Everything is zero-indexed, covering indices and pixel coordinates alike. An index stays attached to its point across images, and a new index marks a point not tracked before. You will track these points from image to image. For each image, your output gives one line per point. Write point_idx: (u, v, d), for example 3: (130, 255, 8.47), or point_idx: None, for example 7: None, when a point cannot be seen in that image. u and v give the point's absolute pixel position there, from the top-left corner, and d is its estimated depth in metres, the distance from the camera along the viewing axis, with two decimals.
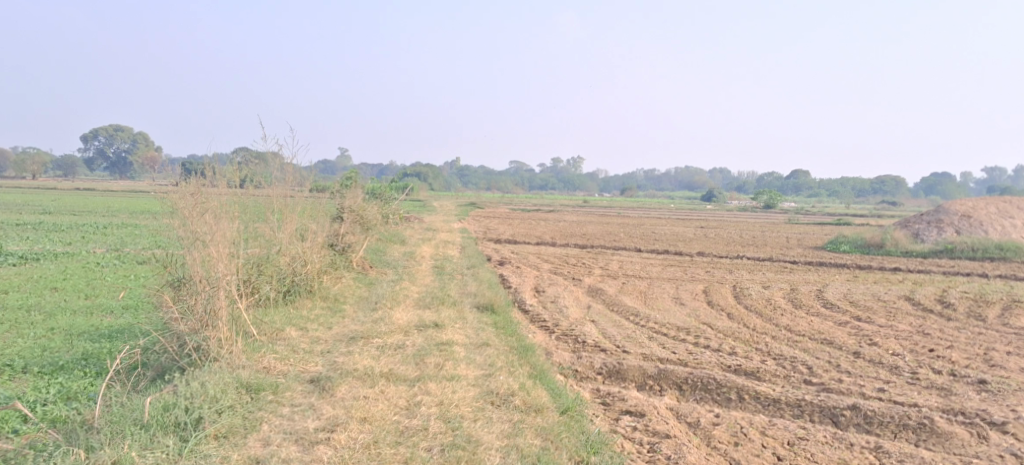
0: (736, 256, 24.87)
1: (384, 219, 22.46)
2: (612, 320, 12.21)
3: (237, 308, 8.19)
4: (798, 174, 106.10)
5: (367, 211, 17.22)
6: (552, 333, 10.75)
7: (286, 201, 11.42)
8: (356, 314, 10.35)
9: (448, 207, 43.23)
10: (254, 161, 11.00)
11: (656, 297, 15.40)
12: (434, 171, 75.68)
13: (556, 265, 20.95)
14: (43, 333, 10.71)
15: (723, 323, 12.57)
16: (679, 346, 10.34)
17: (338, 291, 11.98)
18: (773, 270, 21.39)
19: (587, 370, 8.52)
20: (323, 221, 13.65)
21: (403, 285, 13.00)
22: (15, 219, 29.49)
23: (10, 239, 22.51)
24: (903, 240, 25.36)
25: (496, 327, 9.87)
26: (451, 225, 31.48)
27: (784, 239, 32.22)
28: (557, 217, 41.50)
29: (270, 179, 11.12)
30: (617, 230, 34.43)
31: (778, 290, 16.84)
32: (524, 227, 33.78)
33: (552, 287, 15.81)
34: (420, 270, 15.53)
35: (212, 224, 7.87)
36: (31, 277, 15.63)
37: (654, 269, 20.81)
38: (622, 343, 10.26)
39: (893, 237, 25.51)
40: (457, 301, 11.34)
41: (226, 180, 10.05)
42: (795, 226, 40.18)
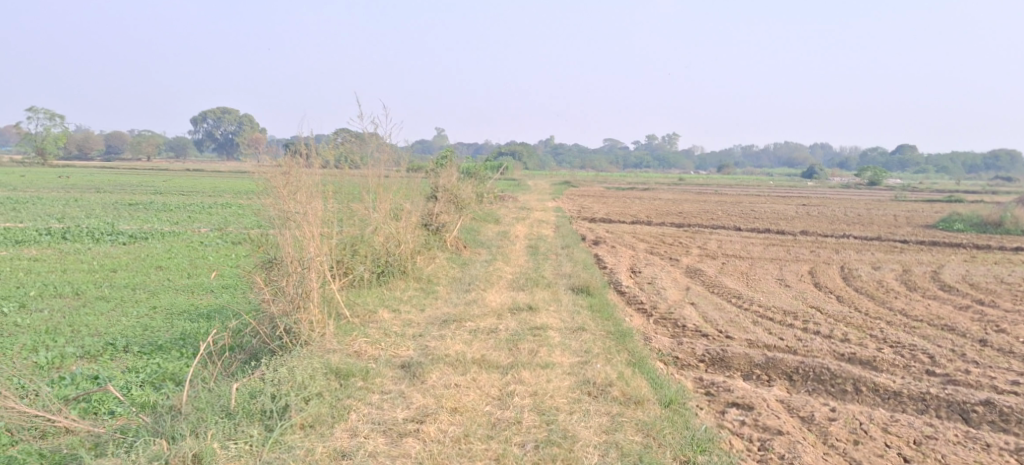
0: (842, 235, 23.65)
1: (477, 198, 22.35)
2: (713, 303, 11.64)
3: (330, 290, 8.11)
4: (906, 149, 100.88)
5: (461, 191, 17.06)
6: (651, 317, 10.28)
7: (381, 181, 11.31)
8: (449, 296, 10.16)
9: (541, 185, 42.95)
10: (352, 141, 10.91)
11: (759, 279, 14.67)
12: (526, 150, 75.49)
13: (652, 244, 20.35)
14: (147, 312, 11.03)
15: (834, 306, 11.82)
16: (786, 332, 9.70)
17: (432, 271, 11.82)
18: (884, 250, 20.18)
19: (689, 357, 8.04)
20: (417, 201, 13.54)
21: (497, 266, 12.77)
22: (128, 199, 30.87)
23: (123, 219, 23.52)
24: None
25: (592, 310, 9.49)
26: (544, 203, 31.15)
27: (892, 217, 30.54)
28: (652, 195, 40.61)
29: (367, 160, 11.01)
30: (714, 208, 33.38)
31: (891, 271, 15.81)
32: (619, 205, 33.14)
33: (649, 267, 15.30)
34: (514, 250, 15.29)
35: (304, 203, 7.80)
36: (140, 256, 16.19)
37: (755, 248, 19.93)
38: (725, 328, 9.70)
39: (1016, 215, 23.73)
40: (551, 282, 11.01)
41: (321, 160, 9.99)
42: (905, 203, 38.08)
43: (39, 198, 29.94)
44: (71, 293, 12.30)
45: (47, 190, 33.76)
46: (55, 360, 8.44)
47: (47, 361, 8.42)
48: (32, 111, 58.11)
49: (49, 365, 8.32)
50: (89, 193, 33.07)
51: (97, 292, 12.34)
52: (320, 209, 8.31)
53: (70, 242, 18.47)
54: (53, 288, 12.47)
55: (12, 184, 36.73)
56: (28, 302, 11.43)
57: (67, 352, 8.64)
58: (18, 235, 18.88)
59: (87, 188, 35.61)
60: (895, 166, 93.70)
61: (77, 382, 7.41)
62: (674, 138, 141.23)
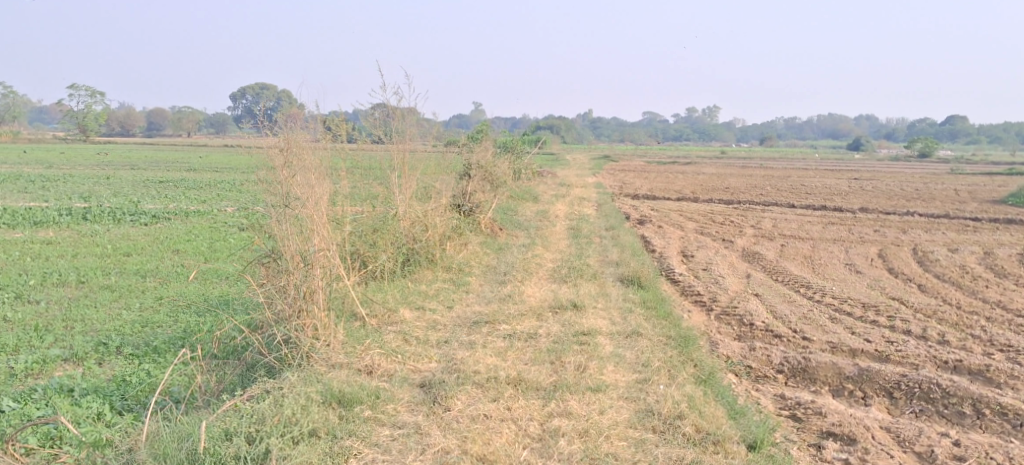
0: (905, 212, 21.94)
1: (514, 175, 21.09)
2: (779, 294, 10.29)
3: (339, 287, 6.99)
4: (956, 119, 97.14)
5: (496, 167, 15.80)
6: (711, 313, 9.01)
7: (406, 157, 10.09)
8: (482, 289, 8.96)
9: (581, 161, 41.49)
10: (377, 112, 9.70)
11: (824, 263, 13.22)
12: (564, 123, 73.83)
13: (702, 223, 18.93)
14: (152, 304, 10.03)
15: (917, 296, 10.39)
16: (871, 330, 8.36)
17: (464, 259, 10.62)
18: (954, 228, 18.50)
19: (763, 367, 6.81)
20: (447, 179, 12.34)
21: (536, 252, 11.56)
22: (161, 176, 30.17)
23: (150, 198, 22.73)
24: None
25: (646, 307, 8.23)
26: (585, 179, 29.71)
27: (954, 192, 28.64)
28: (696, 169, 38.95)
29: (390, 134, 9.78)
30: (763, 183, 31.64)
31: (969, 254, 14.25)
32: (662, 181, 31.55)
33: (701, 251, 13.93)
34: (554, 232, 14.03)
35: (312, 184, 6.71)
36: (159, 238, 15.25)
37: (814, 228, 18.39)
38: (800, 327, 8.39)
39: None
40: (596, 273, 9.76)
41: (331, 132, 8.81)
42: (964, 176, 36.01)
43: (71, 176, 29.40)
44: (75, 282, 11.38)
45: (81, 167, 33.27)
46: (36, 366, 7.46)
47: (26, 368, 7.43)
48: (74, 89, 58.13)
49: (28, 372, 7.34)
50: (124, 170, 32.55)
51: (102, 281, 11.39)
52: (330, 193, 7.19)
53: (90, 223, 17.64)
54: (57, 276, 11.55)
55: (49, 160, 36.34)
56: (25, 293, 10.51)
57: (52, 354, 7.64)
58: (38, 215, 18.13)
59: (123, 164, 35.13)
60: (944, 138, 90.19)
61: (47, 396, 6.28)
62: (714, 112, 138.16)
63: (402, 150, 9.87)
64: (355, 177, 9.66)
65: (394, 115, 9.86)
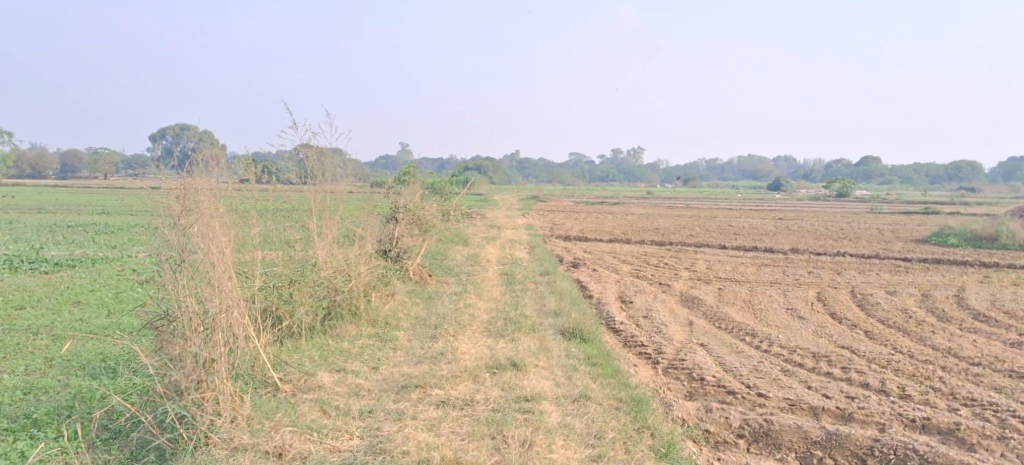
0: (835, 252, 22.03)
1: (444, 217, 20.29)
2: (726, 344, 9.78)
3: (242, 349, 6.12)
4: (868, 160, 101.03)
5: (424, 209, 15.01)
6: (657, 367, 8.41)
7: (324, 200, 9.29)
8: (411, 346, 8.16)
9: (511, 202, 41.00)
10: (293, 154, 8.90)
11: (765, 308, 12.84)
12: (493, 164, 73.47)
13: (636, 266, 18.50)
14: (39, 367, 8.70)
15: (866, 344, 10.02)
16: (828, 384, 7.90)
17: (392, 310, 9.80)
18: (886, 269, 18.51)
19: (723, 431, 6.24)
20: (373, 224, 11.50)
21: (469, 301, 10.83)
22: (68, 220, 28.24)
23: (52, 243, 21.08)
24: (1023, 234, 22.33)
25: (590, 364, 7.57)
26: (516, 221, 29.12)
27: (877, 231, 29.17)
28: (626, 210, 38.88)
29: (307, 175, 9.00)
30: (692, 223, 31.59)
31: (907, 297, 14.09)
32: (593, 222, 31.18)
33: (639, 296, 13.39)
34: (488, 278, 13.29)
35: (215, 234, 5.89)
36: (55, 287, 13.84)
37: (749, 270, 18.16)
38: (753, 382, 7.87)
39: (1010, 231, 22.54)
40: (536, 325, 9.06)
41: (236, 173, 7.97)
42: (883, 216, 36.96)
43: None
44: None
45: None
46: None
47: None
48: None
49: None
50: (28, 213, 30.45)
51: None
52: (234, 241, 6.33)
53: None
54: None
55: None
56: None
57: None
58: None
59: (28, 208, 32.92)
60: (858, 178, 93.57)
61: None
62: (639, 152, 140.33)
63: (321, 192, 9.10)
64: (269, 225, 8.81)
65: (312, 155, 9.13)
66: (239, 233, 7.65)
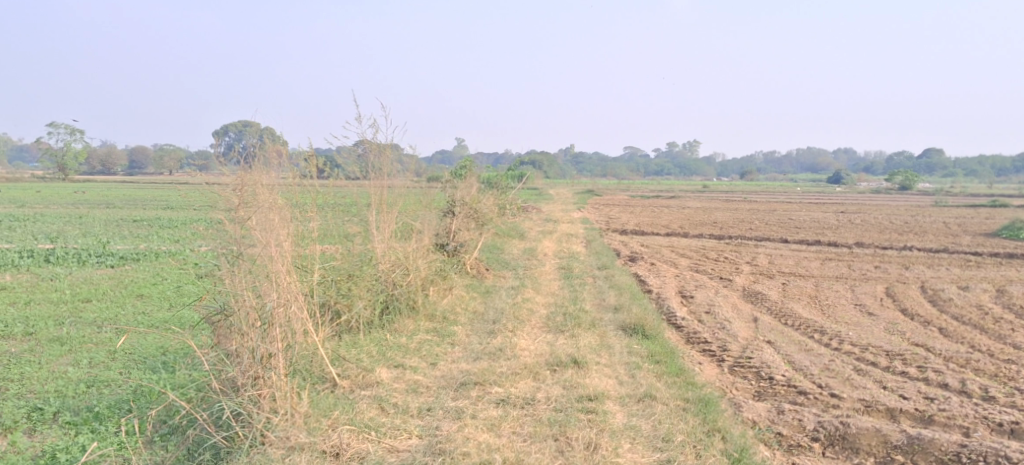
0: (901, 246, 21.25)
1: (500, 211, 20.14)
2: (794, 341, 9.40)
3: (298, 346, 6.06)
4: (932, 151, 97.86)
5: (480, 203, 14.88)
6: (723, 365, 8.11)
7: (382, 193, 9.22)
8: (469, 342, 8.01)
9: (565, 196, 40.72)
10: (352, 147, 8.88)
11: (832, 303, 12.34)
12: (546, 158, 73.19)
13: (695, 260, 18.09)
14: (104, 360, 8.78)
15: (943, 341, 9.53)
16: (906, 383, 7.50)
17: (449, 304, 9.68)
18: (957, 264, 17.73)
19: (796, 434, 5.93)
20: (429, 218, 11.39)
21: (527, 296, 10.65)
22: (135, 215, 28.96)
23: (119, 237, 21.61)
24: None
25: (654, 362, 7.32)
26: (571, 215, 28.85)
27: (944, 224, 28.14)
28: (681, 204, 38.28)
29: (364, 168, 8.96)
30: (751, 217, 30.87)
31: (983, 291, 13.43)
32: (649, 215, 30.70)
33: (700, 291, 13.03)
34: (545, 272, 13.09)
35: (274, 227, 5.85)
36: (121, 281, 14.09)
37: (812, 264, 17.58)
38: (826, 382, 7.50)
39: None
40: (595, 321, 8.83)
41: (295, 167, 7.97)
42: (949, 208, 35.70)
43: (42, 215, 28.13)
44: (20, 334, 10.21)
45: (53, 206, 32.05)
46: None
47: None
48: (52, 127, 56.90)
49: None
50: (98, 208, 31.36)
51: (51, 332, 10.24)
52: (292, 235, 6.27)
53: (51, 266, 16.45)
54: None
55: (22, 200, 35.02)
56: None
57: None
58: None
59: (98, 203, 33.92)
60: (922, 171, 90.72)
61: None
62: (695, 145, 138.39)
63: (381, 186, 9.04)
64: (327, 219, 8.76)
65: (373, 149, 9.08)
66: (298, 226, 7.60)
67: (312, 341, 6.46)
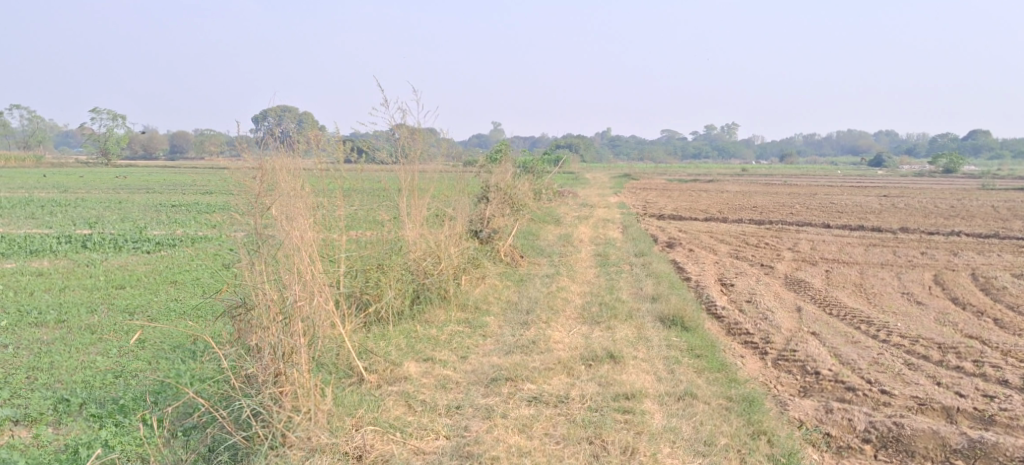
0: (951, 231, 20.51)
1: (535, 197, 19.83)
2: (840, 332, 8.98)
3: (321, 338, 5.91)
4: (980, 133, 95.12)
5: (514, 188, 14.59)
6: (766, 359, 7.77)
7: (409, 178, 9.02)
8: (502, 333, 7.77)
9: (601, 180, 40.23)
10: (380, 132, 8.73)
11: (879, 292, 11.84)
12: (582, 141, 72.52)
13: (735, 246, 17.63)
14: (134, 348, 8.71)
15: (1000, 333, 9.04)
16: (963, 379, 7.07)
17: (481, 293, 9.43)
18: (1010, 250, 16.98)
19: (846, 435, 5.57)
20: (461, 204, 11.14)
21: (561, 284, 10.36)
22: (173, 200, 29.14)
23: (157, 222, 21.76)
24: None
25: (694, 356, 6.99)
26: (607, 200, 28.43)
27: (995, 208, 27.17)
28: (720, 187, 37.55)
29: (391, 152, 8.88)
30: (792, 200, 30.13)
31: None
32: (686, 200, 30.14)
33: (740, 278, 12.61)
34: (580, 260, 12.78)
35: (297, 217, 5.73)
36: (155, 267, 14.07)
37: (856, 250, 16.99)
38: (876, 377, 7.11)
39: None
40: (632, 311, 8.52)
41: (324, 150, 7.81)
42: (1000, 192, 34.50)
43: (82, 201, 28.44)
44: (53, 321, 10.19)
45: (95, 191, 32.50)
46: None
47: None
48: (95, 113, 57.74)
49: None
50: (138, 194, 31.66)
51: (83, 319, 10.20)
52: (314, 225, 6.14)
53: (88, 252, 16.53)
54: (34, 314, 10.42)
55: (65, 185, 35.53)
56: None
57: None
58: (34, 244, 17.03)
59: (138, 188, 34.29)
60: (969, 152, 88.27)
61: None
62: (733, 128, 136.32)
63: (409, 171, 8.85)
64: (355, 206, 8.57)
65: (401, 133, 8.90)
66: (323, 213, 7.42)
67: (338, 333, 6.36)
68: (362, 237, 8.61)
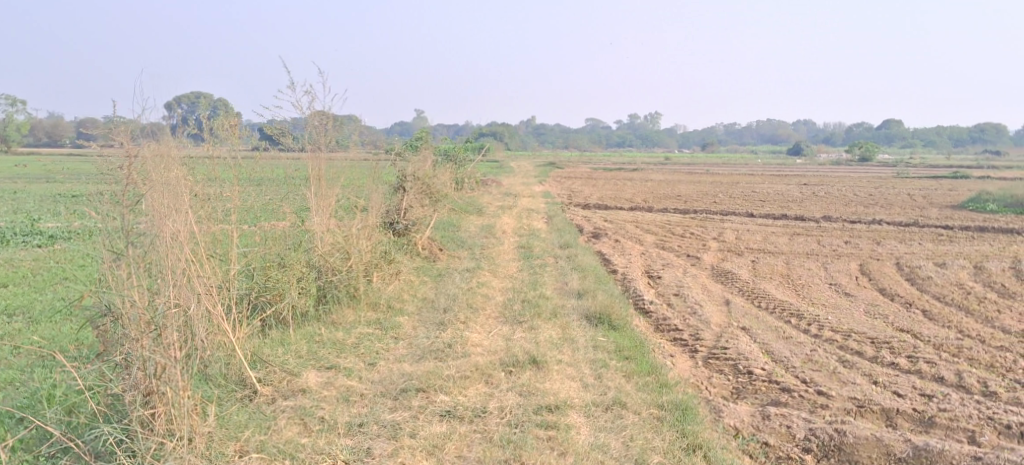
0: (869, 219, 20.77)
1: (457, 186, 19.14)
2: (770, 327, 8.67)
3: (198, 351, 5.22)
4: (891, 123, 98.53)
5: (434, 178, 13.91)
6: (697, 358, 7.38)
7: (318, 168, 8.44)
8: (416, 336, 7.16)
9: (527, 169, 39.74)
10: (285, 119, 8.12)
11: (806, 283, 11.66)
12: (507, 130, 71.97)
13: (661, 236, 17.36)
14: None
15: (928, 325, 8.90)
16: (898, 377, 6.83)
17: (395, 291, 8.77)
18: (928, 238, 17.21)
19: (785, 444, 5.21)
20: (376, 195, 10.42)
21: (483, 280, 9.78)
22: (73, 191, 27.23)
23: (49, 213, 20.23)
24: None
25: (622, 359, 6.53)
26: (532, 188, 27.94)
27: (908, 197, 27.81)
28: (645, 176, 37.54)
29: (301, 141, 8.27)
30: (715, 190, 30.28)
31: (960, 268, 12.88)
32: (612, 189, 29.93)
33: (667, 270, 12.26)
34: (503, 252, 12.23)
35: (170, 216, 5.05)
36: (41, 263, 12.84)
37: (780, 240, 16.93)
38: (811, 376, 6.81)
39: None
40: (556, 309, 8.01)
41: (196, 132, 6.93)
42: (912, 180, 35.49)
43: None
44: None
45: None
46: None
47: None
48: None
49: None
50: (36, 184, 29.53)
51: None
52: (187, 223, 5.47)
53: None
54: None
55: None
56: None
57: None
58: None
59: (36, 177, 32.02)
60: (880, 142, 91.36)
61: None
62: (657, 117, 138.07)
63: (319, 160, 8.27)
64: (252, 199, 7.78)
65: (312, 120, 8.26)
66: (214, 206, 6.66)
67: (228, 342, 5.78)
68: (259, 233, 7.85)
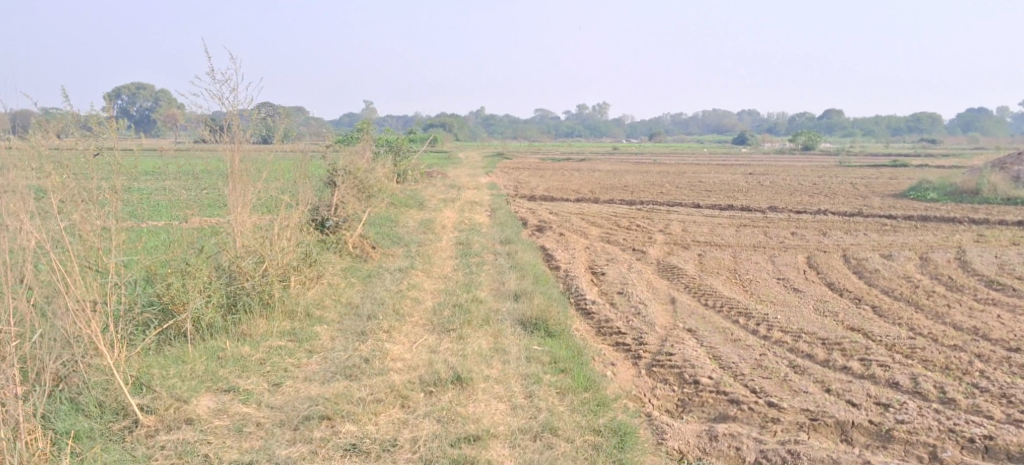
0: (815, 209, 20.59)
1: (395, 179, 18.34)
2: (718, 329, 8.19)
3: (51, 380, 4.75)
4: (832, 112, 100.19)
5: (368, 172, 13.13)
6: (640, 366, 6.85)
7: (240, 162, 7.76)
8: (334, 347, 6.47)
9: (473, 159, 38.97)
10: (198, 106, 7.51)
11: (754, 278, 11.26)
12: (455, 120, 71.04)
13: (606, 229, 16.87)
14: None
15: (879, 323, 8.52)
16: (852, 384, 6.40)
17: (316, 295, 8.04)
18: (873, 228, 17.06)
19: None
20: (301, 189, 9.65)
21: (414, 281, 9.11)
22: None
23: None
24: (1004, 184, 21.15)
25: (557, 372, 5.95)
26: (478, 180, 27.27)
27: (851, 185, 27.89)
28: (592, 166, 37.08)
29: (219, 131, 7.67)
30: (661, 180, 29.98)
31: (906, 260, 12.62)
32: (558, 180, 29.41)
33: (611, 266, 11.74)
34: (439, 250, 11.55)
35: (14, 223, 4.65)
36: None
37: (727, 231, 16.58)
38: (760, 385, 6.32)
39: (991, 181, 21.33)
40: (490, 314, 7.40)
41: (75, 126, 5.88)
42: (853, 169, 35.76)
43: None
44: None
45: None
46: None
47: None
48: None
49: None
50: None
51: None
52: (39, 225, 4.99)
53: None
54: None
55: None
56: None
57: None
58: None
59: None
60: (823, 131, 92.82)
61: None
62: (604, 107, 138.47)
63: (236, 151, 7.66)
64: (133, 200, 7.13)
65: (230, 112, 7.76)
66: (87, 195, 5.60)
67: (108, 365, 5.09)
68: (136, 229, 7.60)
